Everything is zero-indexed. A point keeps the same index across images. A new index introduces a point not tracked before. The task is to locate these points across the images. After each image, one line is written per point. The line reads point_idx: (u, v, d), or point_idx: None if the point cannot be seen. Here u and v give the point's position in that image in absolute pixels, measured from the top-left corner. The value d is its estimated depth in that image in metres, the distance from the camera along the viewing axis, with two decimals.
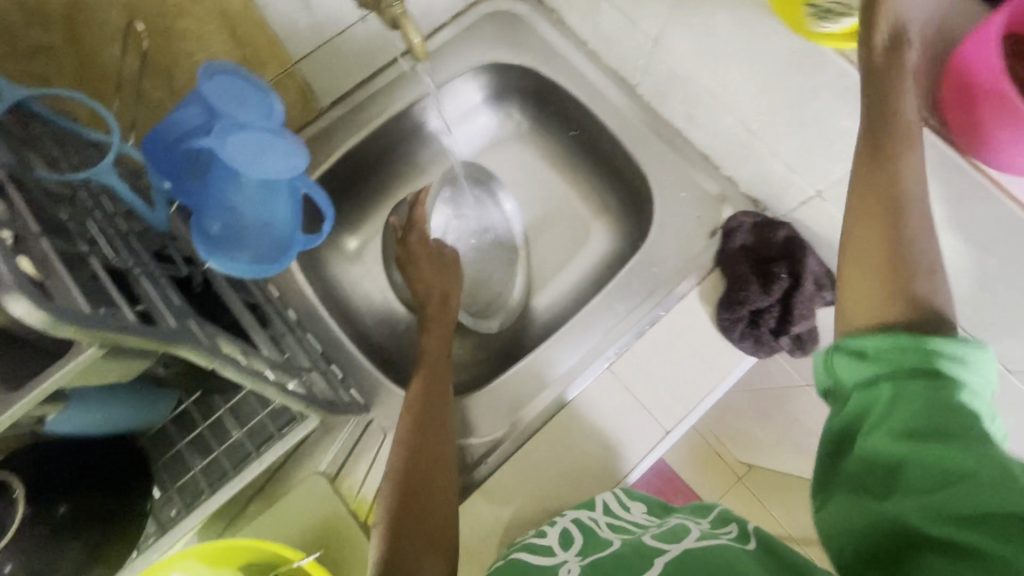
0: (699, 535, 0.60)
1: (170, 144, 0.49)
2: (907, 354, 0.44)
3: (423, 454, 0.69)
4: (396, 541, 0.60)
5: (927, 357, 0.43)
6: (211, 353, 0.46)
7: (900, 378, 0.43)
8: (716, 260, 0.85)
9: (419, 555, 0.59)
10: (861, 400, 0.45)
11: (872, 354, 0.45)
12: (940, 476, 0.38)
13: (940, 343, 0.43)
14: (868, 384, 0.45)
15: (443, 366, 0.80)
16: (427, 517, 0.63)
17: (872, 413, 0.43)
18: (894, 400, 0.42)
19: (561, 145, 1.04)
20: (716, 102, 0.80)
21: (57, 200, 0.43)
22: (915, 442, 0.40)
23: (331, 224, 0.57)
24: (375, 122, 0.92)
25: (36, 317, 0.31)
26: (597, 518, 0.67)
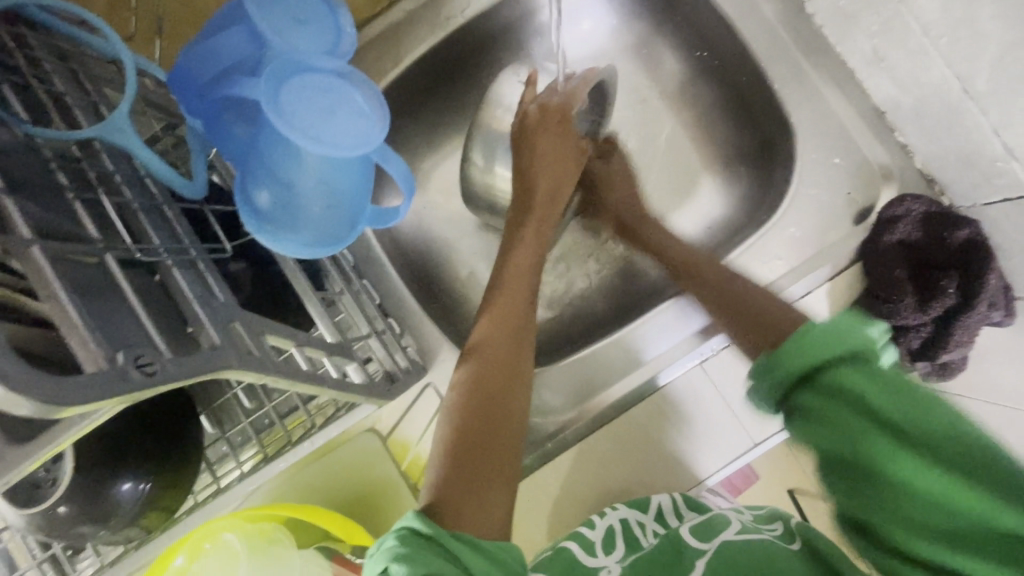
0: (736, 533, 0.49)
1: (206, 87, 0.36)
2: (801, 364, 0.41)
3: (495, 380, 0.54)
4: (455, 472, 0.46)
5: (832, 351, 0.40)
6: (262, 366, 0.37)
7: (841, 375, 0.39)
8: (860, 252, 0.68)
9: (482, 488, 0.46)
10: (847, 416, 0.38)
11: (855, 369, 0.39)
12: (937, 517, 0.34)
13: (820, 339, 0.41)
14: (847, 412, 0.38)
15: (529, 284, 0.63)
16: (496, 450, 0.49)
17: (846, 430, 0.38)
18: (873, 410, 0.37)
19: (680, 67, 0.82)
20: (926, 44, 0.57)
21: (57, 167, 0.32)
22: (889, 451, 0.36)
23: (410, 201, 0.44)
24: (455, 21, 0.73)
25: (18, 403, 0.23)
26: (645, 522, 0.54)
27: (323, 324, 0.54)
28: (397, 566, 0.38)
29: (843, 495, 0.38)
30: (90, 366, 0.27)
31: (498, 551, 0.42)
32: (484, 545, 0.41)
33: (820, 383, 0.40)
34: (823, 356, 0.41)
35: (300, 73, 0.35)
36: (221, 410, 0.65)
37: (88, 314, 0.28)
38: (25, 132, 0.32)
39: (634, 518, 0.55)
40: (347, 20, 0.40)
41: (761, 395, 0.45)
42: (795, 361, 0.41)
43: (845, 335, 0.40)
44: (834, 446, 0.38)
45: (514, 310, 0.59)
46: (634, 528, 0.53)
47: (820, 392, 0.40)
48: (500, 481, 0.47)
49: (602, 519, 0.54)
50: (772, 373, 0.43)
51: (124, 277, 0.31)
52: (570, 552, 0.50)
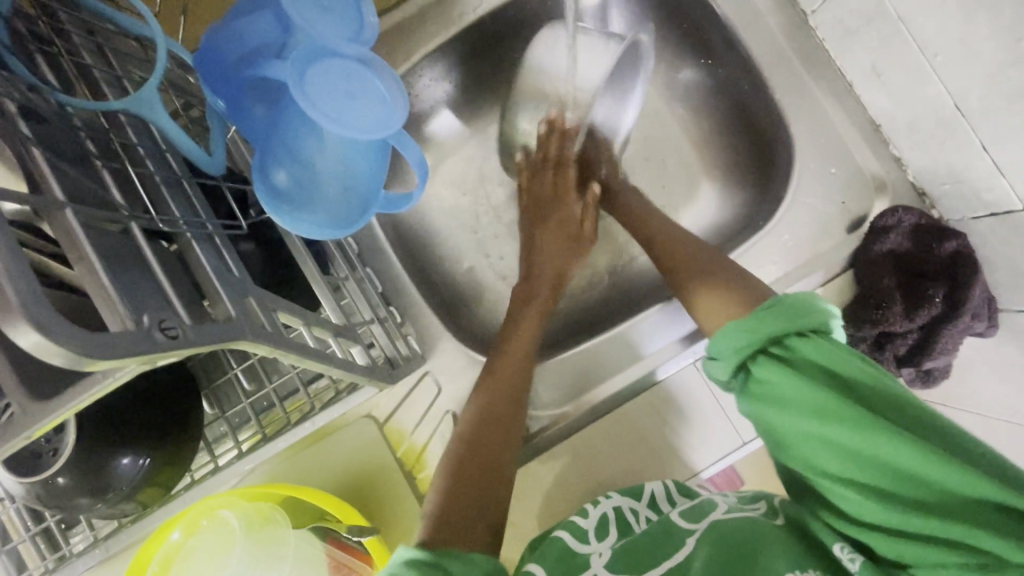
0: (723, 514, 0.52)
1: (231, 67, 0.37)
2: (764, 336, 0.49)
3: (495, 419, 0.57)
4: (450, 503, 0.50)
5: (798, 327, 0.48)
6: (274, 341, 0.38)
7: (804, 344, 0.48)
8: (852, 260, 0.70)
9: (470, 524, 0.49)
10: (809, 382, 0.46)
11: (813, 339, 0.48)
12: (896, 480, 0.42)
13: (783, 314, 0.49)
14: (809, 380, 0.46)
15: (525, 298, 0.69)
16: (485, 491, 0.52)
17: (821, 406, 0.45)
18: (834, 379, 0.45)
19: (684, 73, 0.84)
20: (923, 60, 0.60)
21: (87, 136, 0.33)
22: (852, 417, 0.43)
23: (423, 188, 0.45)
24: (467, 18, 0.74)
25: (55, 353, 0.24)
26: (638, 510, 0.56)
27: (328, 306, 0.55)
28: (389, 555, 0.41)
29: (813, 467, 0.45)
30: (116, 326, 0.28)
31: (479, 558, 0.44)
32: (469, 556, 0.44)
33: (789, 357, 0.48)
34: (785, 331, 0.49)
35: (322, 58, 0.36)
36: (222, 390, 0.66)
37: (114, 277, 0.29)
38: (54, 99, 0.32)
39: (628, 506, 0.56)
40: (371, 7, 0.41)
41: (723, 366, 0.52)
42: (762, 334, 0.49)
43: (804, 312, 0.49)
44: (811, 417, 0.45)
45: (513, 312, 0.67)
46: (628, 515, 0.55)
47: (792, 364, 0.47)
48: (487, 522, 0.50)
49: (595, 507, 0.55)
50: (733, 344, 0.51)
51: (147, 246, 0.32)
52: (563, 540, 0.50)
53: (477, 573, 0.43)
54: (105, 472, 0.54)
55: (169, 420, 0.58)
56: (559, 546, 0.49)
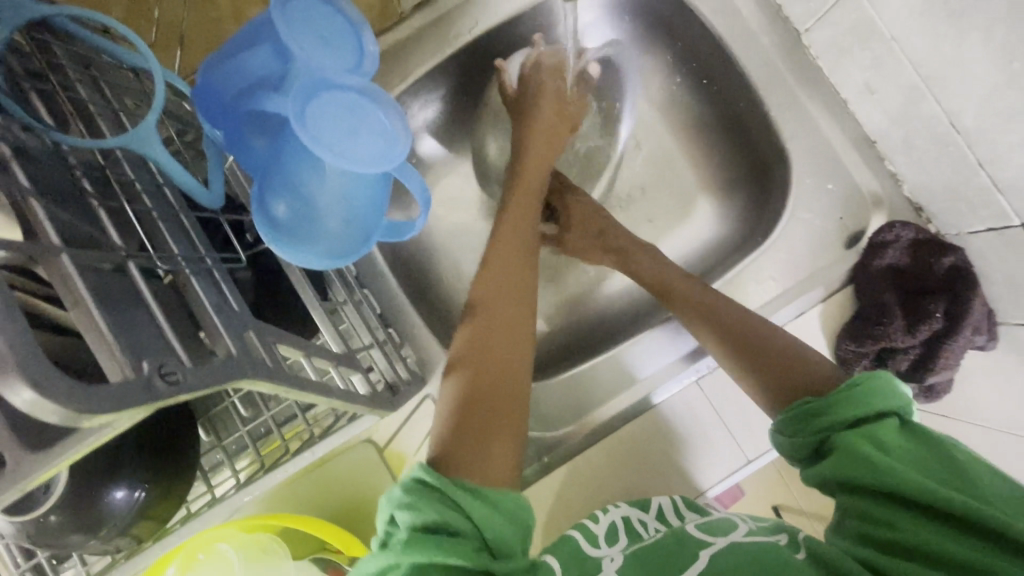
0: (743, 535, 0.47)
1: (230, 101, 0.37)
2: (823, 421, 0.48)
3: (493, 336, 0.54)
4: (462, 424, 0.47)
5: (875, 408, 0.46)
6: (275, 376, 0.37)
7: (874, 430, 0.45)
8: (851, 275, 0.70)
9: (485, 439, 0.47)
10: (877, 452, 0.43)
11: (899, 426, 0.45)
12: (956, 539, 0.38)
13: (869, 391, 0.47)
14: (880, 447, 0.43)
15: (525, 243, 0.64)
16: (494, 404, 0.49)
17: (893, 464, 0.42)
18: (909, 457, 0.43)
19: (680, 91, 0.84)
20: (919, 79, 0.60)
21: (81, 172, 0.32)
22: (938, 491, 0.40)
23: (426, 216, 0.45)
24: (463, 38, 0.74)
25: (49, 409, 0.22)
26: (646, 521, 0.57)
27: (328, 333, 0.54)
28: (401, 513, 0.40)
29: (935, 464, 0.42)
30: (115, 374, 0.27)
31: (498, 496, 0.42)
32: (492, 494, 0.42)
33: (863, 436, 0.45)
34: (868, 410, 0.46)
35: (322, 91, 0.35)
36: (219, 417, 0.65)
37: (111, 320, 0.28)
38: (51, 139, 0.31)
39: (635, 516, 0.58)
40: (371, 35, 0.40)
41: (795, 438, 0.49)
42: (853, 407, 0.46)
43: (890, 392, 0.47)
44: (860, 471, 0.43)
45: (513, 246, 0.63)
46: (636, 525, 0.56)
47: (881, 442, 0.44)
48: (506, 434, 0.48)
49: (604, 515, 0.57)
50: (815, 418, 0.48)
51: (144, 284, 0.31)
52: (573, 543, 0.51)
53: (496, 517, 0.41)
54: (98, 511, 0.52)
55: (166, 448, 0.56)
56: (570, 548, 0.50)
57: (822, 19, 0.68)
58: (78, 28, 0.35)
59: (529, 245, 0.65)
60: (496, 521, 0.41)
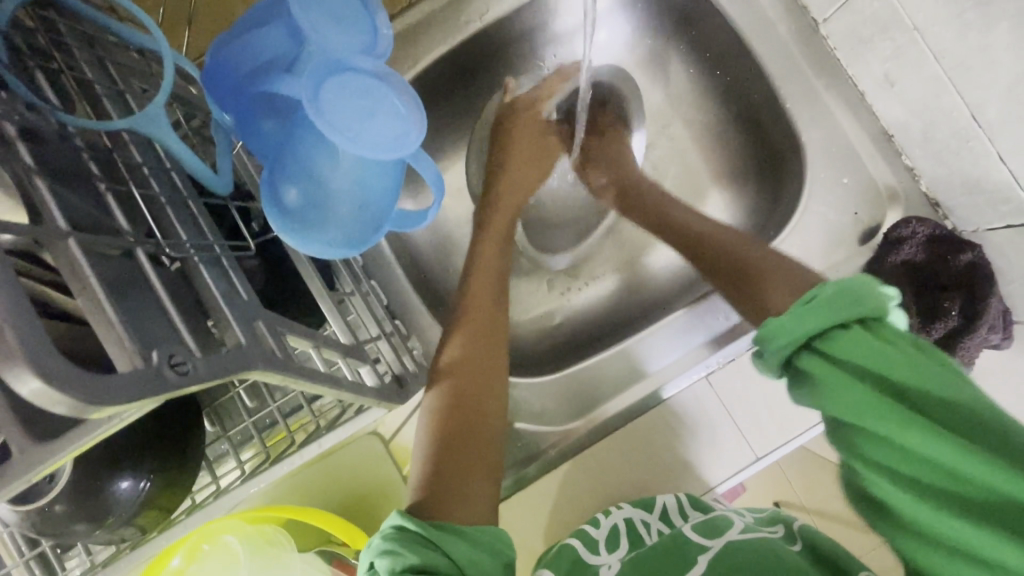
0: (739, 532, 0.51)
1: (241, 82, 0.36)
2: (841, 316, 0.40)
3: (470, 373, 0.55)
4: (440, 468, 0.48)
5: (847, 317, 0.40)
6: (286, 368, 0.36)
7: (858, 336, 0.39)
8: (865, 271, 0.69)
9: (463, 481, 0.48)
10: (851, 371, 0.38)
11: (863, 332, 0.39)
12: (957, 480, 0.33)
13: (846, 296, 0.41)
14: (843, 367, 0.38)
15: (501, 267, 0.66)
16: (468, 437, 0.51)
17: (853, 399, 0.37)
18: (885, 373, 0.37)
19: (693, 82, 0.83)
20: (942, 71, 0.59)
21: (88, 154, 0.31)
22: (917, 433, 0.34)
23: (438, 206, 0.44)
24: (474, 24, 0.72)
25: (57, 399, 0.21)
26: (650, 522, 0.57)
27: (335, 324, 0.53)
28: (381, 560, 0.40)
29: (891, 386, 0.37)
30: (124, 365, 0.26)
31: (477, 534, 0.43)
32: (471, 532, 0.43)
33: (849, 362, 0.38)
34: (837, 320, 0.40)
35: (337, 75, 0.34)
36: (223, 408, 0.64)
37: (120, 307, 0.27)
38: (57, 119, 0.30)
39: (638, 517, 0.57)
40: (385, 17, 0.39)
41: (766, 362, 0.44)
42: (825, 318, 0.40)
43: (863, 297, 0.41)
44: (844, 411, 0.37)
45: (490, 276, 0.65)
46: (639, 527, 0.56)
47: (839, 356, 0.39)
48: (482, 465, 0.50)
49: (606, 518, 0.58)
50: (781, 340, 0.42)
51: (153, 271, 0.30)
52: (573, 549, 0.54)
53: (472, 550, 0.42)
54: (103, 502, 0.51)
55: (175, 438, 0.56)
56: (571, 556, 0.53)
57: (842, 8, 0.66)
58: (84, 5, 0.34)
59: (501, 272, 0.66)
60: (475, 555, 0.42)
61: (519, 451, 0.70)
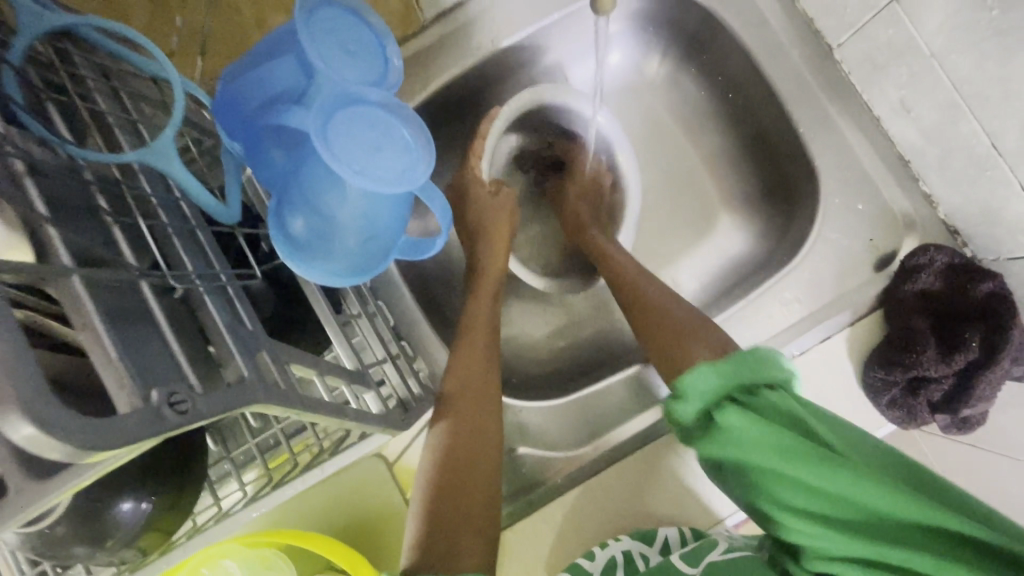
0: (720, 553, 0.49)
1: (251, 115, 0.36)
2: (744, 381, 0.48)
3: (462, 420, 0.56)
4: (434, 520, 0.49)
5: (755, 379, 0.48)
6: (288, 400, 0.36)
7: (761, 400, 0.47)
8: (881, 299, 0.68)
9: (457, 534, 0.48)
10: (761, 428, 0.45)
11: (773, 393, 0.48)
12: (869, 521, 0.41)
13: (746, 364, 0.49)
14: (756, 417, 0.46)
15: (492, 306, 0.67)
16: (464, 498, 0.50)
17: (770, 445, 0.44)
18: (805, 430, 0.45)
19: (705, 105, 0.82)
20: (960, 99, 0.58)
21: (95, 185, 0.31)
22: (843, 477, 0.41)
23: (447, 235, 0.43)
24: (485, 48, 0.71)
25: (51, 447, 0.21)
26: (648, 554, 0.57)
27: (342, 348, 0.52)
28: None
29: (809, 440, 0.44)
30: (123, 404, 0.26)
31: None
32: None
33: (763, 425, 0.45)
34: (737, 383, 0.48)
35: (345, 107, 0.34)
36: (227, 429, 0.64)
37: (121, 344, 0.27)
38: (66, 152, 0.30)
39: (637, 550, 0.58)
40: (396, 47, 0.39)
41: (683, 420, 0.50)
42: (718, 376, 0.48)
43: (764, 366, 0.49)
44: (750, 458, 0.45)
45: (485, 317, 0.65)
46: (636, 559, 0.57)
47: (750, 415, 0.46)
48: (478, 527, 0.49)
49: (604, 549, 0.58)
50: (694, 391, 0.49)
51: (157, 304, 0.30)
52: None
53: None
54: (102, 526, 0.51)
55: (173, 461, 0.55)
56: None
57: (858, 32, 0.65)
58: (99, 36, 0.34)
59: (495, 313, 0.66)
60: None
61: (524, 477, 0.69)
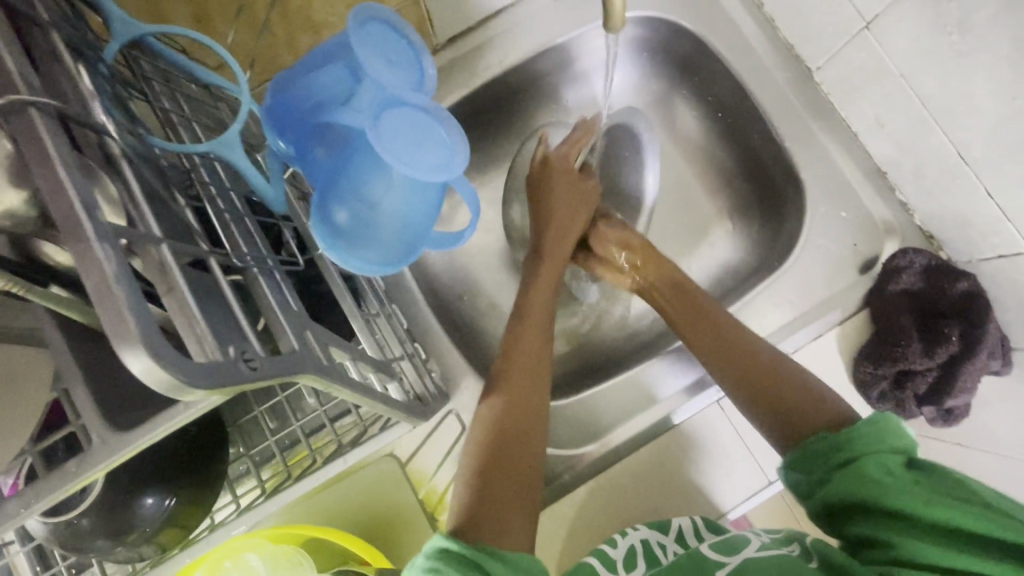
0: (757, 550, 0.50)
1: (305, 115, 0.40)
2: (869, 449, 0.47)
3: (516, 398, 0.57)
4: (483, 494, 0.51)
5: (888, 448, 0.47)
6: (331, 374, 0.38)
7: (874, 464, 0.47)
8: (866, 299, 0.72)
9: (502, 509, 0.50)
10: (870, 482, 0.46)
11: (893, 461, 0.47)
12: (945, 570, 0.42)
13: (868, 433, 0.48)
14: (869, 484, 0.46)
15: (551, 290, 0.69)
16: (514, 481, 0.52)
17: (880, 510, 0.45)
18: (909, 506, 0.44)
19: (696, 124, 0.89)
20: (928, 115, 0.64)
21: (168, 172, 0.34)
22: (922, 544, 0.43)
23: (472, 230, 0.47)
24: (493, 70, 0.77)
25: (160, 379, 0.24)
26: (665, 544, 0.59)
27: (365, 341, 0.55)
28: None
29: (918, 504, 0.44)
30: (204, 357, 0.28)
31: (517, 558, 0.44)
32: (512, 557, 0.44)
33: (864, 494, 0.46)
34: (855, 454, 0.48)
35: (391, 109, 0.38)
36: (245, 429, 0.65)
37: (201, 304, 0.30)
38: (146, 142, 0.34)
39: (654, 539, 0.60)
40: (431, 60, 0.43)
41: (796, 476, 0.52)
42: (843, 450, 0.48)
43: (891, 433, 0.47)
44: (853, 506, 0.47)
45: (545, 299, 0.67)
46: (654, 548, 0.59)
47: (865, 476, 0.46)
48: (526, 507, 0.51)
49: (622, 539, 0.60)
50: (811, 452, 0.51)
51: (223, 277, 0.33)
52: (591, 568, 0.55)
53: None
54: (127, 520, 0.52)
55: (195, 456, 0.56)
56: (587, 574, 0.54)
57: (834, 57, 0.72)
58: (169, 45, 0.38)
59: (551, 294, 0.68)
60: None
61: None
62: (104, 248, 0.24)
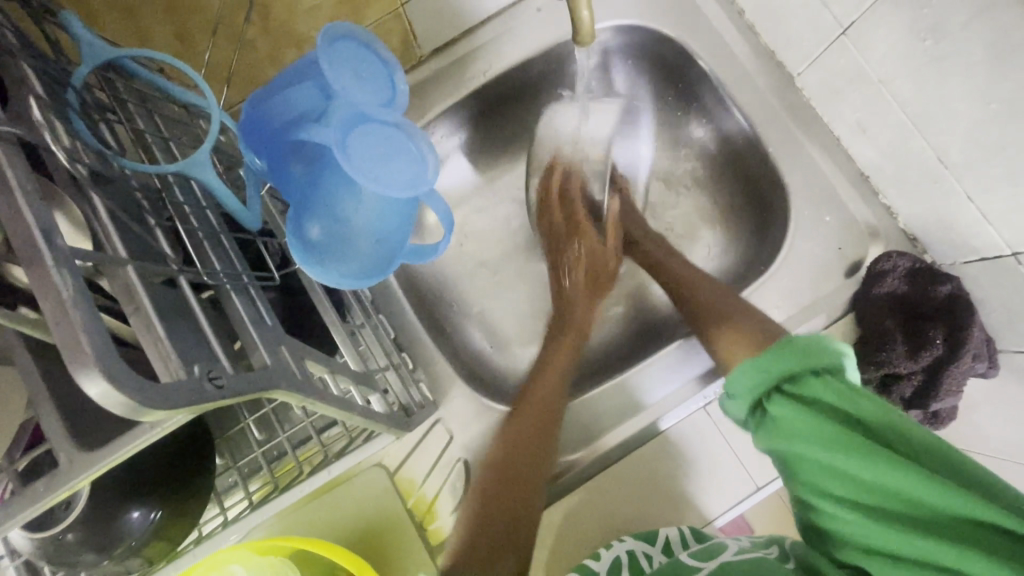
0: (734, 554, 0.51)
1: (276, 131, 0.40)
2: (795, 365, 0.52)
3: None
4: None
5: (805, 365, 0.52)
6: (306, 390, 0.39)
7: (818, 387, 0.50)
8: (852, 302, 0.72)
9: None
10: (813, 417, 0.48)
11: (825, 381, 0.50)
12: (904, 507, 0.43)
13: (798, 350, 0.53)
14: (807, 407, 0.49)
15: None
16: None
17: (815, 427, 0.48)
18: (842, 415, 0.48)
19: (681, 129, 0.89)
20: (906, 119, 0.65)
21: (139, 192, 0.35)
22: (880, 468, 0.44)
23: (447, 241, 0.48)
24: (477, 80, 0.78)
25: (117, 401, 0.24)
26: (653, 554, 0.59)
27: (347, 353, 0.55)
28: None
29: (857, 429, 0.47)
30: (169, 377, 0.29)
31: None
32: None
33: (804, 414, 0.49)
34: (793, 368, 0.52)
35: (362, 124, 0.39)
36: (232, 441, 0.66)
37: (166, 324, 0.30)
38: (116, 163, 0.34)
39: (642, 549, 0.60)
40: (403, 75, 0.44)
41: (738, 400, 0.55)
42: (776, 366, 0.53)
43: (818, 352, 0.51)
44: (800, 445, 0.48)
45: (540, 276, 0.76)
46: (642, 559, 0.59)
47: (802, 400, 0.50)
48: None
49: (610, 549, 0.60)
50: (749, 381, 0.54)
51: (193, 296, 0.34)
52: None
53: None
54: (112, 533, 0.52)
55: (181, 469, 0.56)
56: None
57: (814, 63, 0.72)
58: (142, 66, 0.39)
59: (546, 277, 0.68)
60: None
61: None
62: (62, 273, 0.24)
